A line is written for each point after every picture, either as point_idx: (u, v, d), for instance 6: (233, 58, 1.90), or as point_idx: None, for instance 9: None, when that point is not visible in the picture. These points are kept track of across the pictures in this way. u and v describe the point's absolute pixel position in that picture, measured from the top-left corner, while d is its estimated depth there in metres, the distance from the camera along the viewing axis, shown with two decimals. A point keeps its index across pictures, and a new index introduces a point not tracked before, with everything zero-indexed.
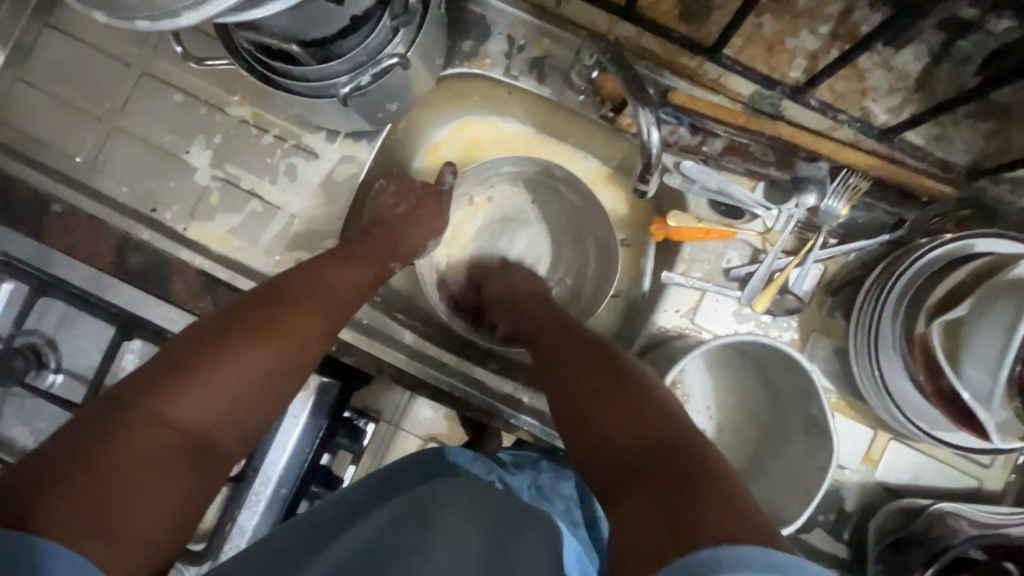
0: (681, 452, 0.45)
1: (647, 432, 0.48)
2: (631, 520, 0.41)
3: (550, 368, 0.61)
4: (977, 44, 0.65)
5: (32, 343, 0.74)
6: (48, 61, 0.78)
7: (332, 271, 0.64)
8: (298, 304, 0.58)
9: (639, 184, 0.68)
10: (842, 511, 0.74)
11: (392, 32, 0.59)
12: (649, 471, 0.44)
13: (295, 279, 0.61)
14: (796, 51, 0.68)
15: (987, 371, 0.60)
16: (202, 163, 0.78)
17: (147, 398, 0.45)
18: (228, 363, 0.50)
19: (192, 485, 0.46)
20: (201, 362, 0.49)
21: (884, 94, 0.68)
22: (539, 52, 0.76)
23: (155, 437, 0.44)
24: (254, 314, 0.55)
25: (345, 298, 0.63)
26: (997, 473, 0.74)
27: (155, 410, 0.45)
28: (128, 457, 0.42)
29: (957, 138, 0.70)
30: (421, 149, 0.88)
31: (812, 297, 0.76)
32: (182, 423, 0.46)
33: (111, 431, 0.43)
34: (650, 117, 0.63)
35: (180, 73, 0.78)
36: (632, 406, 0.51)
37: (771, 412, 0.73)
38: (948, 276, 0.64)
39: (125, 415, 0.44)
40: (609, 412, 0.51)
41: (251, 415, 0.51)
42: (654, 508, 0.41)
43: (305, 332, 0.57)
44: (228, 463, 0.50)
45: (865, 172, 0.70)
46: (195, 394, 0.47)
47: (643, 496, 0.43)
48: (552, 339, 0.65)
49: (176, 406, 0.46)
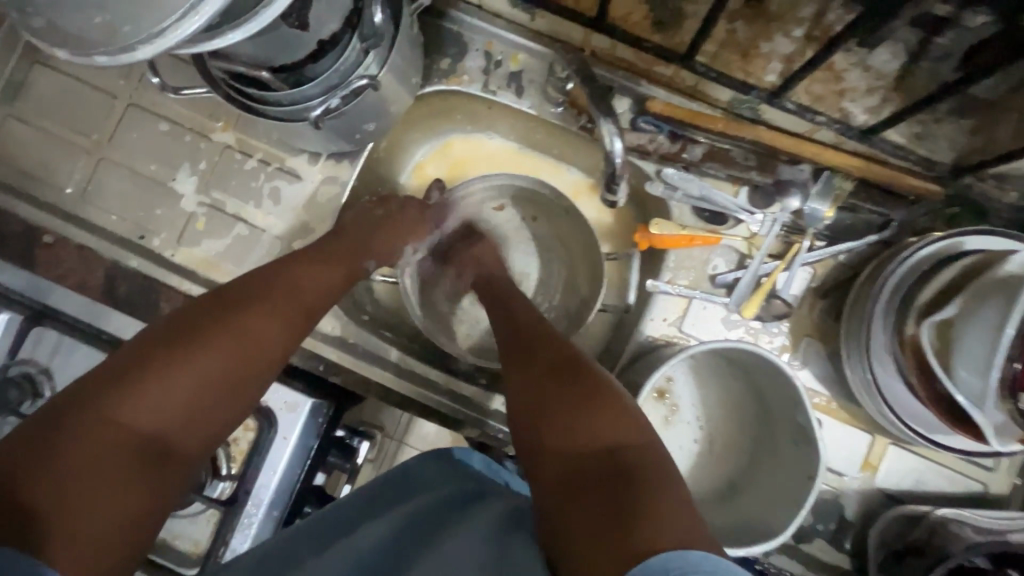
0: (629, 465, 0.47)
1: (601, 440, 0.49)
2: (582, 536, 0.43)
3: (522, 372, 0.59)
4: (956, 38, 0.60)
5: (26, 372, 0.73)
6: (37, 96, 0.80)
7: (298, 272, 0.64)
8: (261, 303, 0.58)
9: (608, 195, 0.69)
10: (842, 520, 0.72)
11: (364, 54, 0.60)
12: (599, 485, 0.46)
13: (261, 280, 0.61)
14: (770, 54, 0.66)
15: (978, 372, 0.57)
16: (188, 190, 0.79)
17: (104, 401, 0.46)
18: (187, 366, 0.50)
19: (154, 487, 0.46)
20: (158, 362, 0.49)
21: (862, 93, 0.66)
22: (515, 66, 0.77)
23: (111, 439, 0.44)
24: (215, 313, 0.55)
25: (311, 296, 0.64)
26: (1002, 477, 0.71)
27: (111, 415, 0.45)
28: (85, 464, 0.43)
29: (939, 136, 0.67)
30: (407, 168, 0.88)
31: (801, 301, 0.75)
32: (139, 426, 0.46)
33: (69, 434, 0.43)
34: (613, 129, 0.64)
35: (164, 103, 0.80)
36: (583, 402, 0.52)
37: (762, 420, 0.71)
38: (936, 276, 0.63)
39: (84, 418, 0.44)
40: (571, 425, 0.51)
41: (216, 417, 0.52)
42: (603, 525, 0.43)
43: (269, 334, 0.57)
44: (195, 463, 0.51)
45: (847, 173, 0.69)
46: (153, 399, 0.47)
47: (599, 501, 0.45)
48: (519, 341, 0.64)
49: (134, 409, 0.46)
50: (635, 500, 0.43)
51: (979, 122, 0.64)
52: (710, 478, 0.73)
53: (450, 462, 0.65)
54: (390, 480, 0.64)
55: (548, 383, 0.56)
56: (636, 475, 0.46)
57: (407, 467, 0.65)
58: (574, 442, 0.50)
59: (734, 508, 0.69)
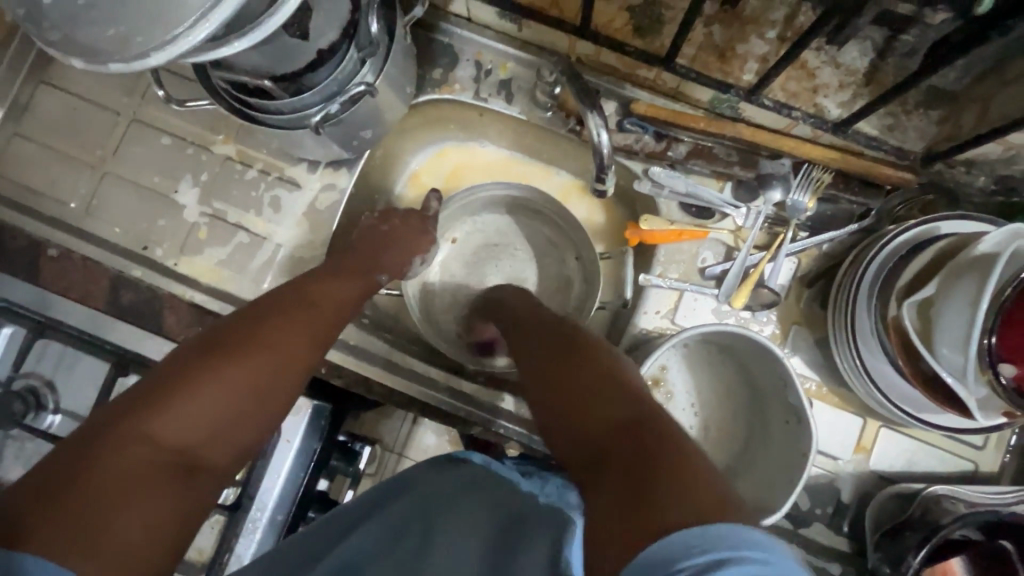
0: (650, 437, 0.44)
1: (616, 415, 0.47)
2: (604, 512, 0.40)
3: (539, 360, 0.60)
4: (920, 36, 0.61)
5: (30, 385, 0.75)
6: (42, 116, 0.83)
7: (319, 291, 0.66)
8: (284, 321, 0.60)
9: (598, 185, 0.72)
10: (839, 503, 0.73)
11: (359, 64, 0.63)
12: (624, 460, 0.43)
13: (284, 300, 0.62)
14: (747, 55, 0.68)
15: (957, 349, 0.58)
16: (190, 201, 0.81)
17: (138, 416, 0.46)
18: (218, 380, 0.51)
19: (182, 502, 0.46)
20: (191, 377, 0.50)
21: (834, 89, 0.68)
22: (505, 75, 0.80)
23: (143, 454, 0.45)
24: (242, 331, 0.56)
25: (330, 313, 0.65)
26: (992, 455, 0.73)
27: (144, 429, 0.46)
28: (118, 476, 0.43)
29: (911, 127, 0.69)
30: (403, 177, 0.91)
31: (789, 289, 0.78)
32: (171, 441, 0.47)
33: (103, 450, 0.43)
34: (598, 121, 0.68)
35: (166, 118, 0.82)
36: (597, 380, 0.52)
37: (755, 406, 0.73)
38: (915, 258, 0.66)
39: (118, 432, 0.45)
40: (588, 403, 0.50)
41: (244, 431, 0.53)
42: (627, 497, 0.39)
43: (294, 349, 0.58)
44: (221, 479, 0.51)
45: (825, 166, 0.72)
46: (186, 413, 0.48)
47: (617, 477, 0.42)
48: (537, 332, 0.65)
49: (166, 423, 0.47)
50: (655, 469, 0.40)
51: (947, 113, 0.67)
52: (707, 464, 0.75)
53: (451, 466, 0.62)
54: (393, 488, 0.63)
55: (563, 365, 0.56)
56: (658, 447, 0.42)
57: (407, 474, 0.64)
58: (592, 420, 0.48)
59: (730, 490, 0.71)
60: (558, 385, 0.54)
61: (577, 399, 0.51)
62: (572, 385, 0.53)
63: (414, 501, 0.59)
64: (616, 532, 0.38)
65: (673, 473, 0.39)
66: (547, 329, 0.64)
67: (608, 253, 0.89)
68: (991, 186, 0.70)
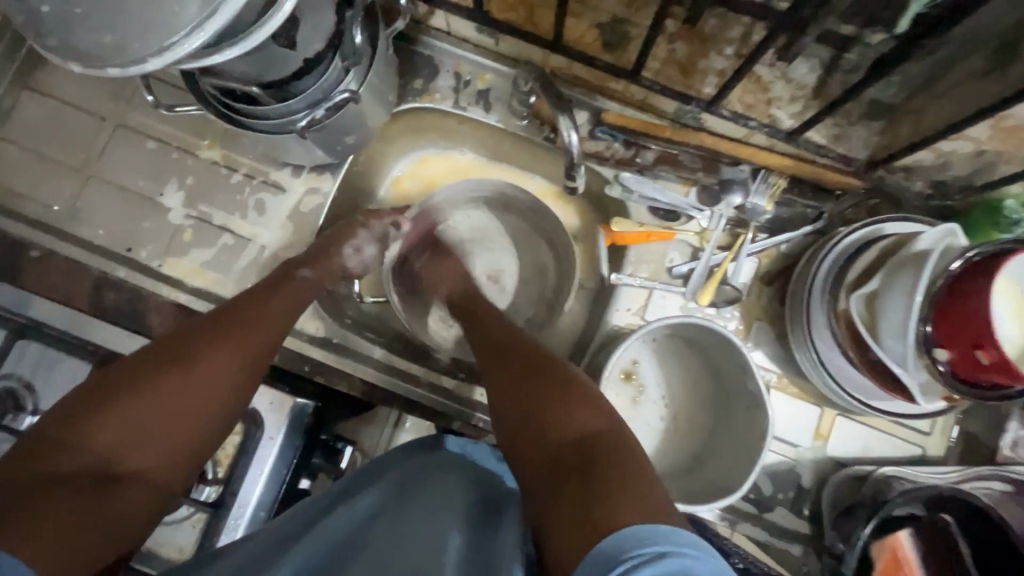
0: (601, 457, 0.50)
1: (575, 434, 0.53)
2: (556, 526, 0.46)
3: (497, 371, 0.64)
4: (861, 55, 0.64)
5: (9, 387, 0.73)
6: (26, 120, 0.84)
7: (262, 302, 0.69)
8: (215, 329, 0.63)
9: (569, 182, 0.76)
10: (800, 488, 0.78)
11: (343, 72, 0.67)
12: (576, 474, 0.49)
13: (222, 313, 0.66)
14: (707, 70, 0.72)
15: (898, 336, 0.64)
16: (175, 204, 0.83)
17: (72, 426, 0.52)
18: (147, 388, 0.56)
19: (115, 498, 0.52)
20: (120, 388, 0.55)
21: (786, 102, 0.73)
22: (483, 85, 0.85)
23: (77, 458, 0.51)
24: (174, 341, 0.61)
25: (268, 317, 0.68)
26: (938, 439, 0.78)
27: (77, 437, 0.52)
28: (54, 476, 0.49)
29: (855, 136, 0.74)
30: (385, 182, 0.94)
31: (750, 288, 0.83)
32: (103, 445, 0.52)
33: (40, 456, 0.49)
34: (569, 123, 0.73)
35: (152, 123, 0.84)
36: (553, 395, 0.57)
37: (720, 394, 0.78)
38: (863, 255, 0.71)
39: (53, 441, 0.51)
40: (550, 417, 0.55)
41: (180, 434, 0.57)
42: (576, 507, 0.45)
43: (224, 352, 0.62)
44: (159, 475, 0.56)
45: (781, 171, 0.78)
46: (114, 421, 0.53)
47: (575, 489, 0.47)
48: (496, 340, 0.69)
49: (97, 430, 0.53)
50: (602, 484, 0.46)
51: (886, 124, 0.71)
52: (677, 451, 0.79)
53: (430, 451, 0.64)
54: (385, 464, 0.65)
55: (523, 378, 0.61)
56: (609, 463, 0.48)
57: (400, 450, 0.66)
58: (552, 435, 0.54)
59: (698, 475, 0.74)
60: (520, 399, 0.59)
61: (535, 413, 0.57)
62: (532, 399, 0.58)
63: (392, 485, 0.60)
64: (574, 537, 0.44)
65: (620, 487, 0.45)
66: (506, 339, 0.69)
67: (580, 234, 0.93)
68: (928, 190, 0.76)
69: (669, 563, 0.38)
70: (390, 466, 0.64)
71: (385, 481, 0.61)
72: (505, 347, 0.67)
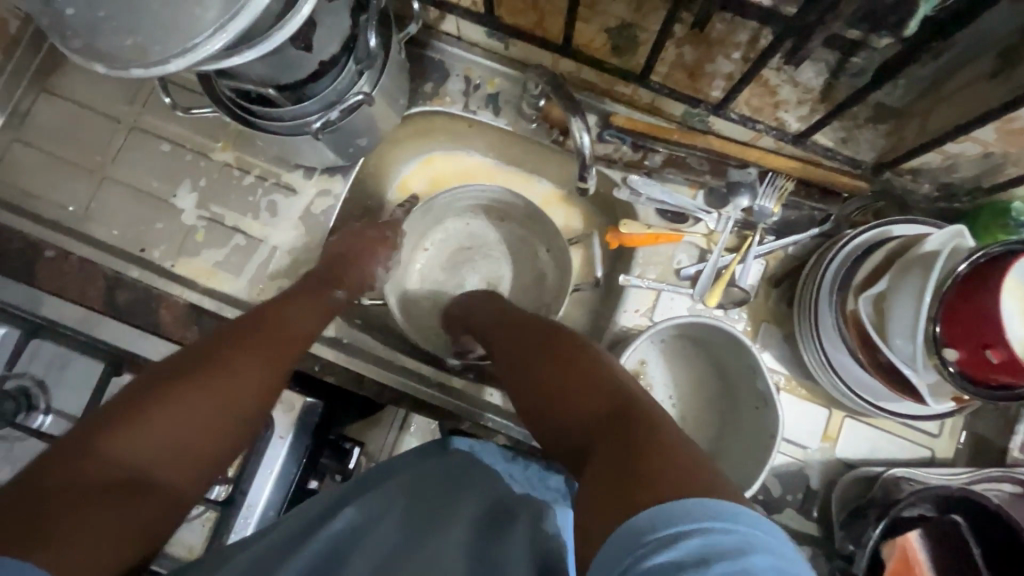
0: (634, 427, 0.47)
1: (606, 408, 0.52)
2: (589, 500, 0.43)
3: (522, 361, 0.65)
4: (868, 58, 0.65)
5: (23, 385, 0.74)
6: (43, 123, 0.85)
7: (284, 313, 0.69)
8: (243, 342, 0.62)
9: (580, 183, 0.77)
10: (809, 490, 0.78)
11: (357, 75, 0.68)
12: (610, 445, 0.47)
13: (246, 322, 0.66)
14: (715, 73, 0.73)
15: (908, 336, 0.64)
16: (188, 205, 0.84)
17: (97, 437, 0.49)
18: (176, 400, 0.54)
19: (138, 515, 0.48)
20: (150, 399, 0.53)
21: (794, 105, 0.73)
22: (492, 89, 0.86)
23: (102, 469, 0.47)
24: (204, 354, 0.59)
25: (291, 333, 0.68)
26: (947, 442, 0.78)
27: (103, 448, 0.48)
28: (78, 489, 0.45)
29: (863, 140, 0.75)
30: (393, 184, 0.95)
31: (758, 290, 0.84)
32: (129, 458, 0.49)
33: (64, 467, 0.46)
34: (581, 124, 0.74)
35: (166, 126, 0.86)
36: (581, 378, 0.57)
37: (727, 395, 0.78)
38: (871, 257, 0.72)
39: (78, 451, 0.47)
40: (577, 399, 0.55)
41: (210, 448, 0.55)
42: (612, 481, 0.42)
43: (253, 367, 0.60)
44: (182, 494, 0.52)
45: (788, 174, 0.79)
46: (142, 433, 0.51)
47: (611, 462, 0.45)
48: (519, 333, 0.70)
49: (123, 442, 0.49)
50: (639, 454, 0.43)
51: (892, 127, 0.72)
52: None
53: (441, 452, 0.66)
54: (389, 471, 0.64)
55: (549, 364, 0.61)
56: (641, 432, 0.46)
57: (408, 456, 0.66)
58: (583, 416, 0.54)
59: None
60: (548, 385, 0.59)
61: (564, 398, 0.57)
62: (561, 383, 0.58)
63: (400, 485, 0.60)
64: (609, 507, 0.40)
65: (657, 459, 0.42)
66: (528, 330, 0.69)
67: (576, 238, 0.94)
68: (935, 193, 0.76)
69: (692, 542, 0.34)
70: (399, 469, 0.64)
71: (394, 483, 0.61)
72: (529, 338, 0.68)
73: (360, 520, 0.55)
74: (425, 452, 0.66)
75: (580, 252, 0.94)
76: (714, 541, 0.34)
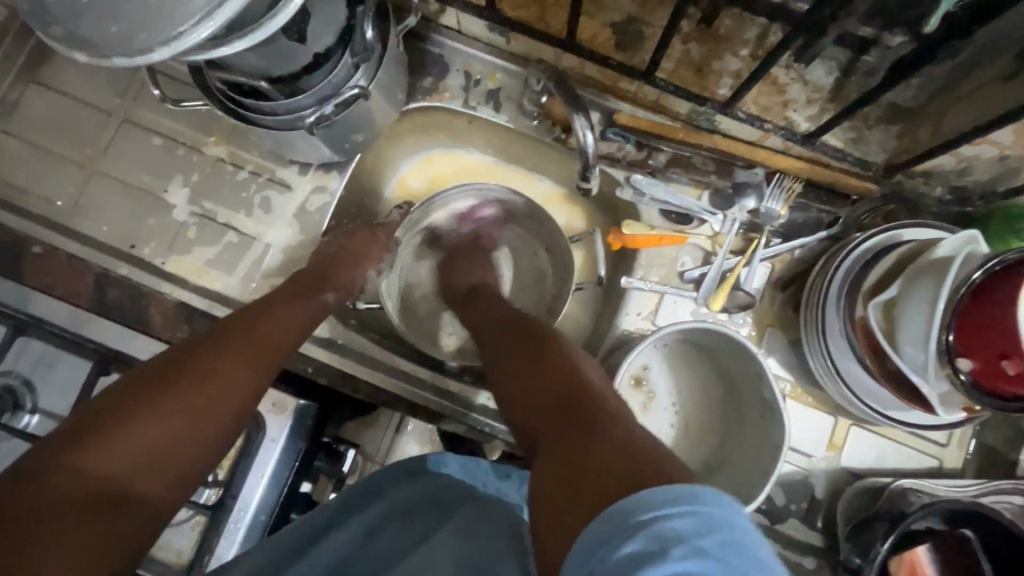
0: (587, 417, 0.45)
1: (558, 397, 0.50)
2: (544, 495, 0.41)
3: (491, 352, 0.64)
4: (880, 56, 0.64)
5: (7, 385, 0.72)
6: (31, 114, 0.83)
7: (268, 313, 0.67)
8: (225, 346, 0.60)
9: (583, 182, 0.75)
10: (813, 499, 0.76)
11: (354, 68, 0.65)
12: (560, 436, 0.45)
13: (228, 324, 0.63)
14: (722, 71, 0.71)
15: (918, 345, 0.62)
16: (180, 201, 0.82)
17: (68, 451, 0.46)
18: (153, 409, 0.51)
19: (114, 534, 0.46)
20: (125, 408, 0.50)
21: (803, 104, 0.71)
22: (493, 84, 0.84)
23: (73, 487, 0.45)
24: (185, 358, 0.56)
25: (276, 335, 0.65)
26: (955, 452, 0.76)
27: (75, 463, 0.46)
28: (48, 509, 0.43)
29: (873, 141, 0.73)
30: (391, 181, 0.93)
31: (763, 294, 0.82)
32: (103, 473, 0.47)
33: (32, 485, 0.44)
34: (585, 121, 0.71)
35: (159, 119, 0.83)
36: (539, 367, 0.55)
37: (731, 401, 0.76)
38: (880, 262, 0.70)
39: (47, 466, 0.45)
40: (532, 389, 0.53)
41: (192, 459, 0.52)
42: (564, 477, 0.41)
43: (236, 372, 0.58)
44: (162, 508, 0.50)
45: (796, 175, 0.77)
46: (117, 444, 0.48)
47: (563, 455, 0.43)
48: (490, 325, 0.69)
49: (96, 456, 0.47)
50: (590, 445, 0.41)
51: (905, 128, 0.70)
52: (687, 460, 0.77)
53: (422, 474, 0.62)
54: (373, 490, 0.62)
55: (513, 354, 0.60)
56: (592, 423, 0.44)
57: (387, 472, 0.64)
58: (536, 404, 0.51)
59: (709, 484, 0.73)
60: (509, 375, 0.58)
61: (521, 388, 0.55)
62: (519, 375, 0.56)
63: (386, 504, 0.59)
64: (562, 507, 0.38)
65: (609, 450, 0.40)
66: (496, 324, 0.68)
67: (577, 237, 0.91)
68: (947, 196, 0.74)
69: (663, 527, 0.32)
70: (385, 484, 0.62)
71: (380, 501, 0.60)
72: (498, 331, 0.67)
73: (345, 544, 0.56)
74: (407, 469, 0.63)
75: (583, 250, 0.92)
76: (680, 527, 0.32)
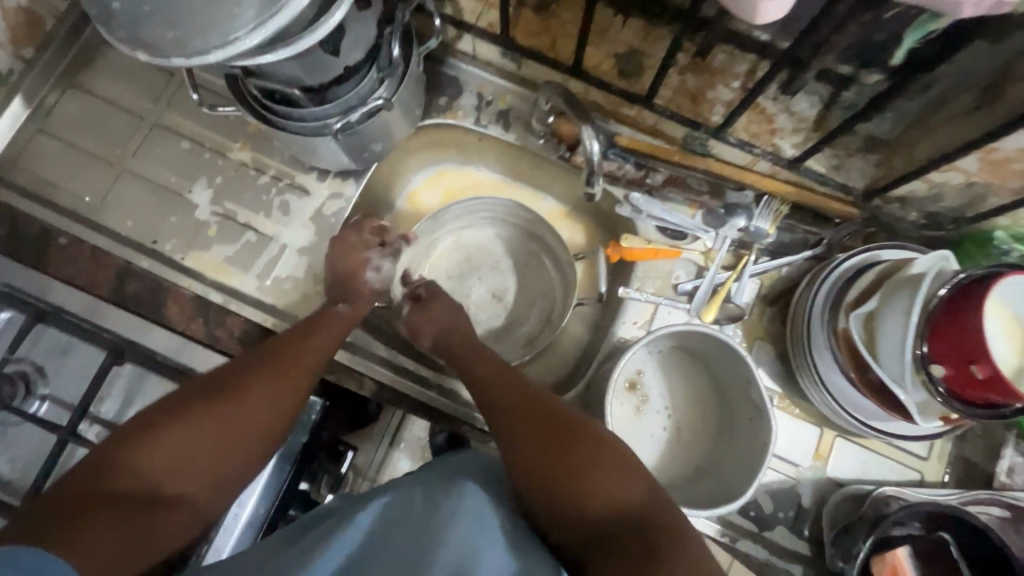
0: (657, 534, 0.56)
1: (623, 503, 0.59)
2: None
3: (514, 419, 0.68)
4: (858, 92, 0.68)
5: (21, 370, 0.75)
6: (67, 116, 0.88)
7: (298, 343, 0.74)
8: (255, 372, 0.70)
9: (588, 188, 0.80)
10: (800, 508, 0.79)
11: (378, 83, 0.71)
12: (633, 550, 0.55)
13: (261, 352, 0.72)
14: (715, 100, 0.77)
15: (897, 353, 0.66)
16: (202, 201, 0.86)
17: (123, 450, 0.60)
18: (187, 423, 0.63)
19: (153, 523, 0.58)
20: (167, 419, 0.63)
21: (788, 133, 0.77)
22: (503, 105, 0.90)
23: (126, 481, 0.59)
24: (219, 382, 0.68)
25: (303, 364, 0.73)
26: (936, 466, 0.79)
27: (127, 461, 0.60)
28: (105, 497, 0.56)
29: (853, 167, 0.78)
30: (402, 195, 0.98)
31: (752, 308, 0.86)
32: (148, 472, 0.60)
33: (97, 475, 0.58)
34: (592, 133, 0.77)
35: (188, 124, 0.89)
36: (590, 456, 0.63)
37: (723, 408, 0.79)
38: (859, 279, 0.74)
39: (109, 461, 0.59)
40: (588, 481, 0.61)
41: (215, 467, 0.64)
42: None
43: (261, 397, 0.68)
44: (194, 505, 0.62)
45: (782, 198, 0.82)
46: (157, 450, 0.61)
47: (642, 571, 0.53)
48: (507, 390, 0.71)
49: (142, 458, 0.60)
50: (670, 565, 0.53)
51: (882, 156, 0.76)
52: (679, 465, 0.80)
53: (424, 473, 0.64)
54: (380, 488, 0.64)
55: (552, 434, 0.65)
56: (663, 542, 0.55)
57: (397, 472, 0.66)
58: (593, 500, 0.60)
59: (700, 487, 0.75)
60: (548, 455, 0.64)
61: (569, 474, 0.62)
62: (570, 460, 0.63)
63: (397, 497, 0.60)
64: None
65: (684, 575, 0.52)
66: (512, 385, 0.72)
67: (581, 254, 0.96)
68: (922, 221, 0.80)
69: None
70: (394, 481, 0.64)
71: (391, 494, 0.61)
72: (519, 394, 0.70)
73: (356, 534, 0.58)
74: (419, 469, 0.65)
75: (586, 265, 0.96)
76: None
